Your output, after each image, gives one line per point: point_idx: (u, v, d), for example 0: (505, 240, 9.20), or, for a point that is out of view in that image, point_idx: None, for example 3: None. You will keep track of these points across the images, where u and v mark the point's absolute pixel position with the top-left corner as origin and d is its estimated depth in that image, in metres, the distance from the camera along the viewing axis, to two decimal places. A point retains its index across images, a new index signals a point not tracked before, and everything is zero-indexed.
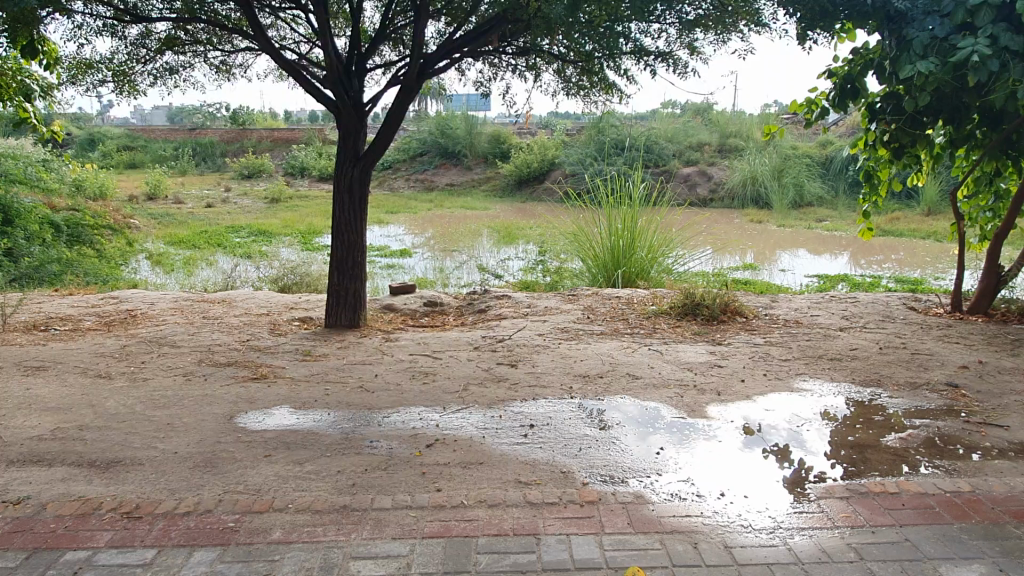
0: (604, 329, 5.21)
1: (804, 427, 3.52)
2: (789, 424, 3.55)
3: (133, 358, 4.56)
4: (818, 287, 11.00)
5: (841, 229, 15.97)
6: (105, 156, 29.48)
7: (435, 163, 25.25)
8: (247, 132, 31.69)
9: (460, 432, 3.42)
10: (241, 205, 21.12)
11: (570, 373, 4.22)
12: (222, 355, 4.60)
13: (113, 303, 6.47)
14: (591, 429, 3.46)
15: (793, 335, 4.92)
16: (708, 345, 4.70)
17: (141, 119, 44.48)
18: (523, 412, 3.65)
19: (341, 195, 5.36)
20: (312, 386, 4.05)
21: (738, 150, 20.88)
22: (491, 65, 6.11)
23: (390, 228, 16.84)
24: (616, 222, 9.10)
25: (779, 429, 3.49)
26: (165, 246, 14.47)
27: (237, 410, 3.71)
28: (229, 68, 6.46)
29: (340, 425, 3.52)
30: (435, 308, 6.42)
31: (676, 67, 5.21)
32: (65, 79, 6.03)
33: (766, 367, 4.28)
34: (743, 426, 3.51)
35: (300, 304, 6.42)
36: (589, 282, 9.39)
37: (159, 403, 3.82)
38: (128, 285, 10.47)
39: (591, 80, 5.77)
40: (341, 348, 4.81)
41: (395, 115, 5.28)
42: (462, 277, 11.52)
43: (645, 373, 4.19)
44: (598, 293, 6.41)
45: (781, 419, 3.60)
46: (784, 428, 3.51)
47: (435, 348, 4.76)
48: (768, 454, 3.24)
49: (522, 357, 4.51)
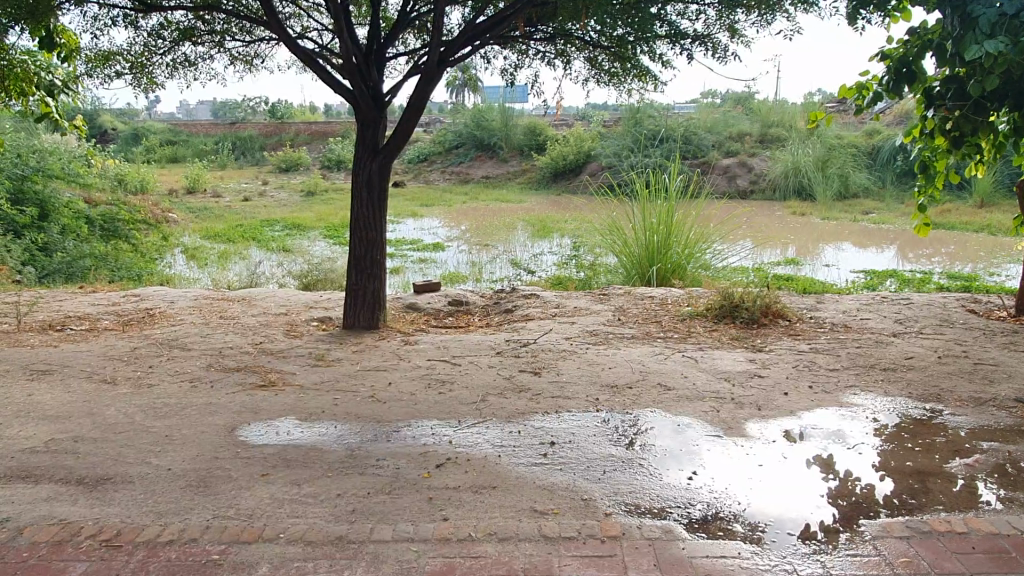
0: (635, 332, 4.88)
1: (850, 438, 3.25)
2: (834, 437, 3.26)
3: (140, 361, 4.39)
4: (865, 284, 10.47)
5: (888, 221, 15.27)
6: (148, 151, 29.93)
7: (471, 155, 25.06)
8: (285, 126, 31.93)
9: (474, 450, 3.15)
10: (278, 199, 21.19)
11: (596, 383, 3.91)
12: (232, 359, 4.41)
13: (134, 301, 6.37)
14: (616, 448, 3.14)
15: (841, 341, 4.52)
16: (748, 352, 4.34)
17: (185, 113, 45.24)
18: (544, 428, 3.35)
19: (359, 189, 5.12)
20: (322, 395, 3.82)
21: (780, 140, 20.20)
22: (519, 52, 5.82)
23: (424, 221, 16.66)
24: (650, 217, 8.71)
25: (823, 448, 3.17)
26: (200, 239, 14.53)
27: (239, 422, 3.50)
28: (249, 59, 6.27)
29: (347, 440, 3.28)
30: (460, 308, 6.16)
31: (716, 52, 4.85)
32: (83, 71, 5.91)
33: (811, 378, 3.91)
34: (785, 439, 3.24)
35: (321, 303, 6.22)
36: (622, 278, 9.04)
37: (161, 412, 3.63)
38: (160, 280, 10.46)
39: (624, 67, 5.44)
40: (356, 352, 4.57)
41: (415, 106, 5.00)
42: (494, 272, 11.26)
43: (678, 383, 3.85)
44: (630, 292, 6.08)
45: (827, 431, 3.32)
46: (833, 441, 3.23)
47: (454, 353, 4.50)
48: (811, 465, 3.02)
49: (545, 364, 4.21)
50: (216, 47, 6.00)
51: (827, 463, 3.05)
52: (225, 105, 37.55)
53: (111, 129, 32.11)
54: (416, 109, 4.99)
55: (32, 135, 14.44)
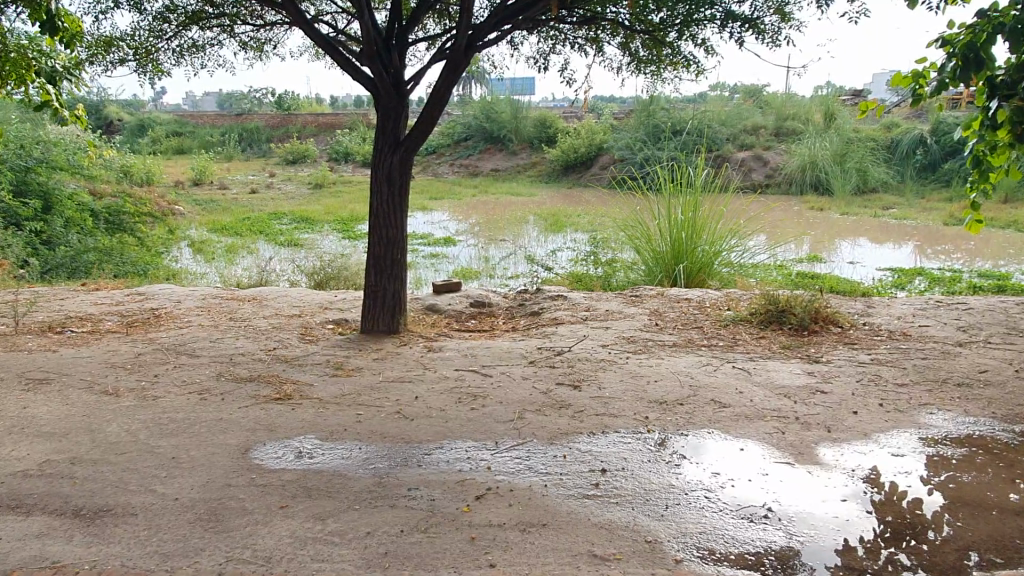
0: (676, 339, 4.54)
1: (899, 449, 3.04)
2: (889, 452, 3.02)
3: (144, 369, 4.07)
4: (893, 283, 10.08)
5: (909, 217, 14.82)
6: (154, 143, 29.66)
7: (480, 147, 24.68)
8: (292, 118, 31.56)
9: (516, 478, 2.82)
10: (285, 191, 20.88)
11: (643, 398, 3.56)
12: (244, 368, 4.07)
13: (138, 300, 6.05)
14: (676, 479, 2.80)
15: (902, 351, 4.16)
16: (803, 364, 3.98)
17: (191, 104, 44.86)
18: (592, 452, 3.01)
19: (379, 184, 4.77)
20: (343, 411, 3.49)
21: (797, 133, 19.74)
22: (548, 38, 5.47)
23: (434, 214, 16.32)
24: (676, 212, 8.31)
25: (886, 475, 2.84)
26: (207, 233, 14.23)
27: (253, 442, 3.17)
28: (260, 45, 5.92)
29: (375, 464, 2.95)
30: (483, 309, 5.82)
31: (767, 37, 4.48)
32: (84, 58, 5.58)
33: (879, 394, 3.56)
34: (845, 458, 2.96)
35: (336, 304, 5.89)
36: (644, 276, 8.68)
37: (168, 429, 3.31)
38: (166, 275, 10.15)
39: (661, 54, 5.09)
40: (377, 361, 4.24)
41: (440, 94, 4.63)
42: (509, 268, 10.90)
43: (733, 400, 3.50)
44: (663, 293, 5.72)
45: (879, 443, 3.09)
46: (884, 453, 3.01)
47: (483, 362, 4.16)
48: (855, 476, 2.83)
49: (585, 376, 3.86)
50: (226, 32, 5.65)
51: (880, 491, 2.72)
52: (232, 97, 37.23)
53: (117, 121, 31.81)
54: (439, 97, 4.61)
55: (36, 126, 14.16)
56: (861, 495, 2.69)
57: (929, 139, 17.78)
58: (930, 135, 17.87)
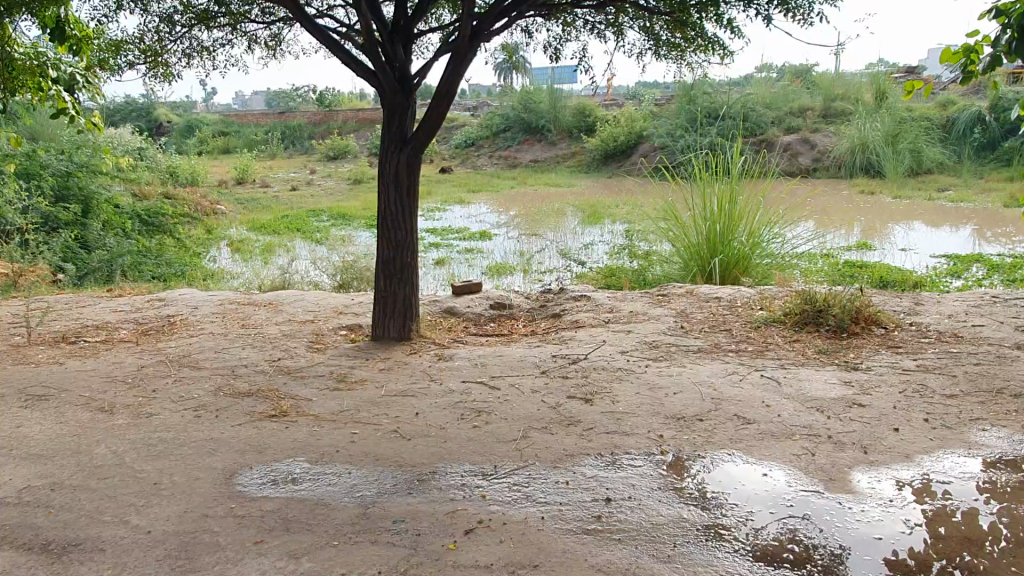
0: (702, 344, 4.22)
1: (953, 464, 2.76)
2: (937, 470, 2.73)
3: (144, 384, 3.95)
4: (949, 270, 9.48)
5: (967, 199, 14.01)
6: (201, 143, 30.21)
7: (519, 138, 24.41)
8: (333, 114, 31.72)
9: (513, 509, 2.58)
10: (326, 187, 20.97)
11: (660, 413, 3.27)
12: (244, 382, 3.92)
13: (158, 306, 5.98)
14: (688, 512, 2.52)
15: (952, 356, 3.77)
16: (840, 372, 3.64)
17: (240, 104, 45.54)
18: (598, 479, 2.75)
19: (386, 184, 4.55)
20: (338, 429, 3.30)
21: (845, 114, 18.92)
22: (564, 23, 5.17)
23: (472, 207, 16.13)
24: (711, 203, 7.90)
25: (928, 506, 2.50)
26: (245, 231, 14.30)
27: (239, 466, 3.00)
28: (271, 43, 5.75)
29: (363, 492, 2.74)
30: (502, 311, 5.58)
31: (799, 13, 4.11)
32: (95, 63, 5.49)
33: (924, 407, 3.20)
34: (884, 481, 2.66)
35: (352, 308, 5.73)
36: (679, 269, 8.32)
37: (156, 451, 3.16)
38: (203, 275, 10.17)
39: (685, 36, 4.74)
40: (383, 371, 4.04)
41: (446, 88, 4.37)
42: (543, 263, 10.64)
43: (758, 415, 3.20)
44: (693, 292, 5.39)
45: (927, 459, 2.80)
46: (934, 469, 2.73)
47: (493, 373, 3.92)
48: (900, 495, 2.57)
49: (599, 389, 3.59)
50: (234, 31, 5.50)
51: (924, 528, 2.38)
52: (277, 95, 37.68)
53: (167, 122, 32.43)
54: (443, 91, 4.35)
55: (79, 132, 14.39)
56: (899, 532, 2.36)
57: (988, 116, 16.83)
58: (989, 112, 16.91)
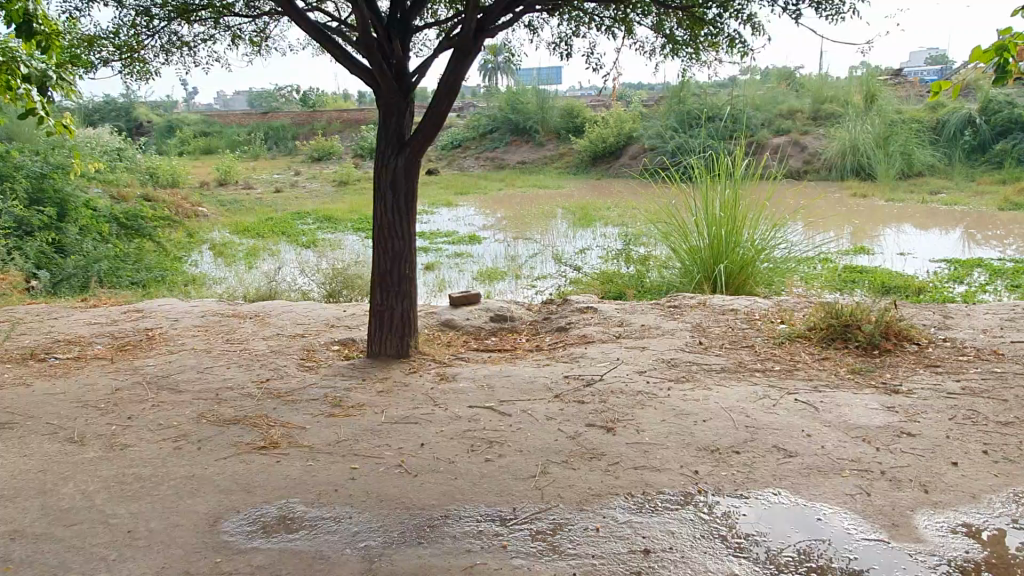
0: (725, 363, 3.94)
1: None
2: (1009, 513, 2.44)
3: (119, 410, 3.59)
4: (950, 275, 9.28)
5: (961, 202, 13.89)
6: (182, 143, 29.61)
7: (506, 139, 24.11)
8: (317, 114, 31.26)
9: (539, 563, 2.26)
10: (310, 189, 20.54)
11: (691, 445, 2.98)
12: (230, 407, 3.58)
13: (135, 318, 5.60)
14: (738, 566, 2.22)
15: (998, 376, 3.51)
16: (881, 396, 3.36)
17: (221, 102, 44.83)
18: (632, 525, 2.44)
19: (382, 191, 4.23)
20: (336, 464, 2.97)
21: (835, 116, 18.79)
22: (571, 19, 4.85)
23: (461, 210, 15.80)
24: (714, 207, 7.62)
25: (1008, 559, 2.22)
26: (228, 235, 13.86)
27: (225, 509, 2.66)
28: (257, 39, 5.39)
29: (367, 542, 2.41)
30: (504, 324, 5.27)
31: (828, 7, 3.82)
32: (65, 59, 5.10)
33: (980, 438, 2.93)
34: (955, 528, 2.37)
35: (344, 320, 5.38)
36: (679, 275, 8.04)
37: (130, 491, 2.81)
38: (184, 281, 9.75)
39: (701, 32, 4.44)
40: (382, 394, 3.71)
41: (447, 87, 4.03)
42: (536, 268, 10.32)
43: (800, 447, 2.90)
44: (705, 303, 5.12)
45: (996, 500, 2.52)
46: (1005, 514, 2.45)
47: (502, 396, 3.60)
48: (974, 546, 2.28)
49: (620, 416, 3.29)
50: (216, 25, 5.14)
51: None
52: (260, 96, 37.10)
53: (147, 123, 31.76)
54: (445, 90, 4.02)
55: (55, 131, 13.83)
56: None
57: (978, 118, 16.76)
58: (979, 115, 16.84)
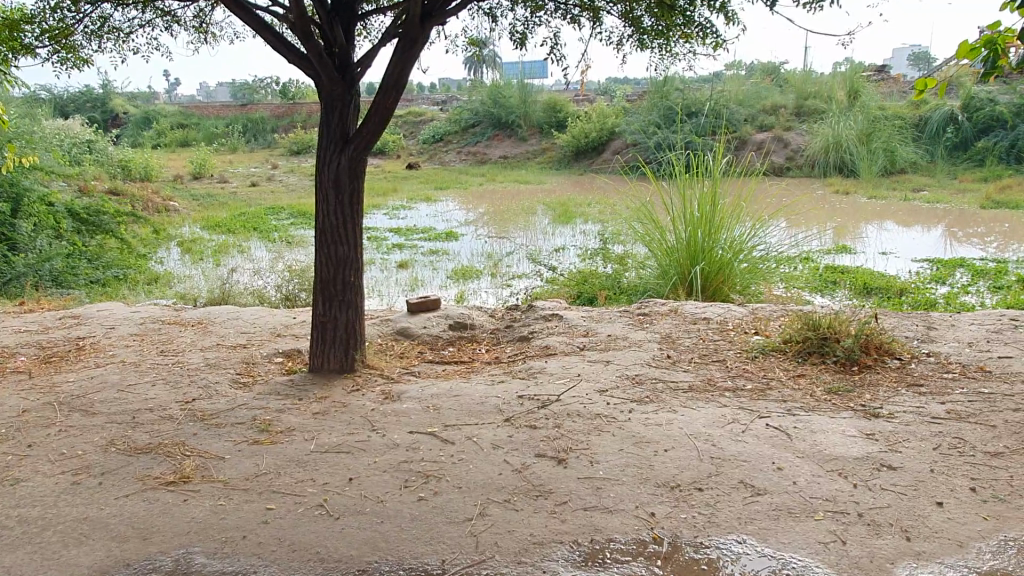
0: (694, 380, 3.65)
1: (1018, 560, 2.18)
2: (1002, 568, 2.15)
3: (22, 437, 3.23)
4: (932, 276, 9.03)
5: (943, 199, 13.68)
6: (158, 135, 28.99)
7: (488, 134, 23.74)
8: (297, 107, 30.68)
9: None
10: (287, 183, 20.05)
11: (650, 481, 2.67)
12: (145, 434, 3.22)
13: (70, 326, 5.22)
14: None
15: (985, 399, 3.24)
16: (859, 421, 3.07)
17: (203, 94, 44.05)
18: None
19: (324, 192, 3.87)
20: (249, 503, 2.63)
21: (818, 113, 18.59)
22: (535, 6, 4.51)
23: (439, 205, 15.43)
24: (692, 204, 7.30)
25: None
26: (198, 231, 13.36)
27: (113, 562, 2.32)
28: (201, 25, 5.00)
29: None
30: (464, 333, 4.96)
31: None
32: None
33: (966, 472, 2.65)
34: None
35: (293, 328, 5.03)
36: (655, 274, 7.72)
37: (7, 539, 2.45)
38: (145, 280, 9.29)
39: (671, 19, 4.11)
40: (317, 416, 3.37)
41: (394, 78, 3.67)
42: (512, 267, 9.96)
43: (769, 483, 2.61)
44: (677, 311, 4.83)
45: (988, 551, 2.22)
46: (998, 569, 2.15)
47: (447, 419, 3.28)
48: None
49: (574, 444, 2.98)
50: (153, 10, 4.74)
51: None
52: (241, 88, 36.45)
53: (123, 114, 31.01)
54: (390, 81, 3.65)
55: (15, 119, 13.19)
56: None
57: (960, 116, 16.60)
58: (960, 112, 16.69)
